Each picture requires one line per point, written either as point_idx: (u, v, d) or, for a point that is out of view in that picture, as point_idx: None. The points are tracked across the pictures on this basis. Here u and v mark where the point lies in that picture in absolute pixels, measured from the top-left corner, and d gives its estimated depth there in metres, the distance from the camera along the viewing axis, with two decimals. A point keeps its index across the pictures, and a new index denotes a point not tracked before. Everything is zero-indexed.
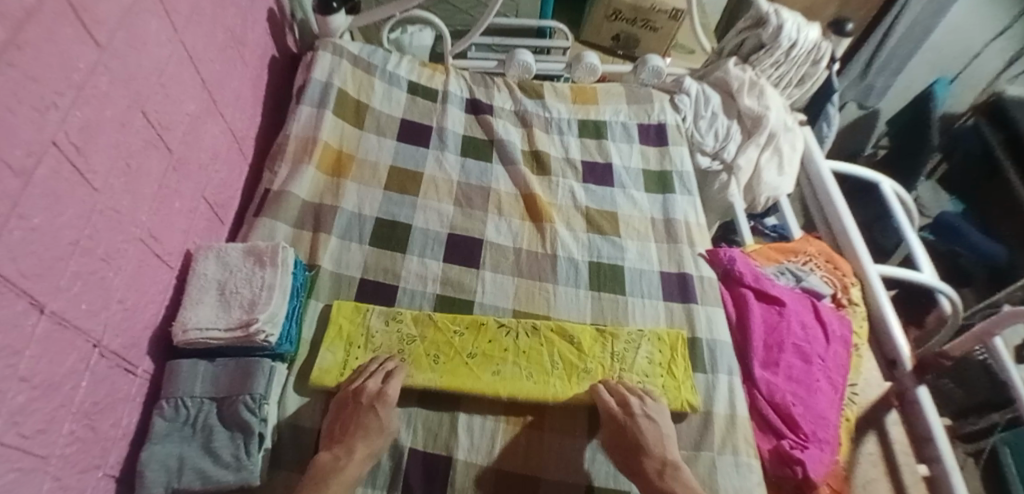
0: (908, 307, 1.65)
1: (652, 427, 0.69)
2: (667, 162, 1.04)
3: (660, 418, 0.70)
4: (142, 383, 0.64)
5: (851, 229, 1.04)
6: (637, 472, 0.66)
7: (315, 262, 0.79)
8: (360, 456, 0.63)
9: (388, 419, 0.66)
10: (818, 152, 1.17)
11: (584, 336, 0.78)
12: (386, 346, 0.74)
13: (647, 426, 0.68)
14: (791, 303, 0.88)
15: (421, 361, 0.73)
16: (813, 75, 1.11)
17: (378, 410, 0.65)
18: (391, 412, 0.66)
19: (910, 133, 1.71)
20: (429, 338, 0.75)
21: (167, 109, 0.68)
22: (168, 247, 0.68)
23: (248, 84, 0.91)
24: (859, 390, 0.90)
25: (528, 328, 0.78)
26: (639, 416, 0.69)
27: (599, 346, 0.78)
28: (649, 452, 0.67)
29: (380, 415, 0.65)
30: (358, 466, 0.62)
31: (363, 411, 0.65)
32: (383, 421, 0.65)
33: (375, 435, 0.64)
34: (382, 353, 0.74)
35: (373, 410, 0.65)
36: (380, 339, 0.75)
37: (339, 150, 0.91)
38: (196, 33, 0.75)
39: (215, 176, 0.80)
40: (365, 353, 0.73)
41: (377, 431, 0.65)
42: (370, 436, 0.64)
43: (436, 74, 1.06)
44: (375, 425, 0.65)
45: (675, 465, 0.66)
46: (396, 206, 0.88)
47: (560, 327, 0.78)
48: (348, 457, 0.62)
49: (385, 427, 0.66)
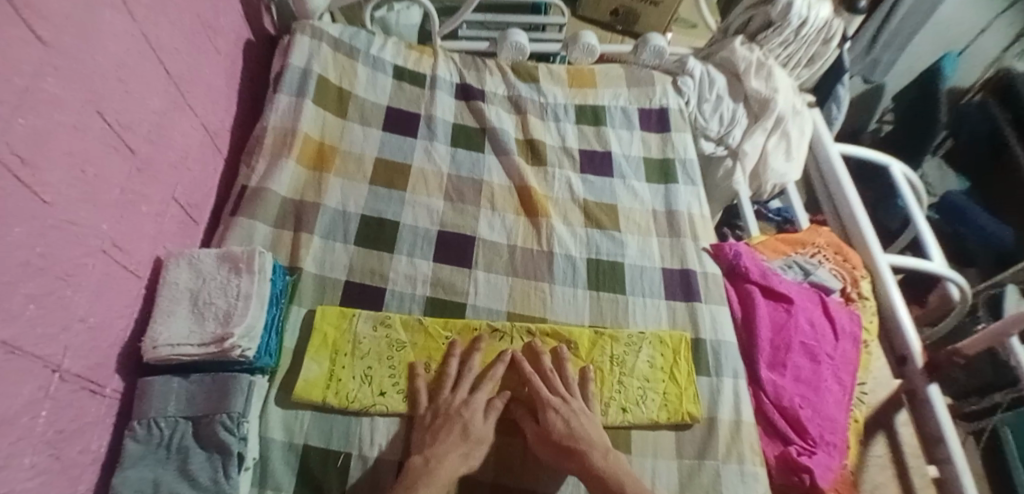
0: (911, 288, 1.62)
1: (587, 422, 0.66)
2: (670, 150, 0.98)
3: (587, 413, 0.67)
4: (112, 403, 0.60)
5: (861, 217, 0.99)
6: (578, 469, 0.63)
7: (297, 265, 0.75)
8: (450, 458, 0.61)
9: (476, 426, 0.64)
10: (827, 136, 1.11)
11: (582, 340, 0.75)
12: (375, 352, 0.71)
13: (566, 421, 0.65)
14: (799, 300, 0.84)
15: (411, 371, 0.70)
16: (823, 54, 1.05)
17: (464, 416, 0.65)
18: (478, 415, 0.65)
19: (918, 112, 1.64)
20: (420, 344, 0.72)
21: (128, 107, 0.62)
22: (136, 256, 0.64)
23: (221, 73, 0.85)
24: (867, 389, 0.88)
25: (524, 333, 0.74)
26: (563, 412, 0.66)
27: (598, 349, 0.74)
28: (580, 447, 0.63)
29: (468, 420, 0.64)
30: (452, 466, 0.60)
31: (449, 419, 0.64)
32: (470, 426, 0.64)
33: (460, 441, 0.63)
34: (373, 361, 0.70)
35: (460, 416, 0.65)
36: (368, 346, 0.71)
37: (320, 142, 0.85)
38: (159, 21, 0.68)
39: (187, 175, 0.74)
40: (353, 361, 0.70)
41: (462, 438, 0.63)
42: (463, 442, 0.63)
43: (423, 57, 0.99)
44: (459, 432, 0.63)
45: (615, 451, 0.64)
46: (383, 203, 0.83)
47: (555, 331, 0.75)
48: (438, 460, 0.60)
49: (473, 432, 0.64)
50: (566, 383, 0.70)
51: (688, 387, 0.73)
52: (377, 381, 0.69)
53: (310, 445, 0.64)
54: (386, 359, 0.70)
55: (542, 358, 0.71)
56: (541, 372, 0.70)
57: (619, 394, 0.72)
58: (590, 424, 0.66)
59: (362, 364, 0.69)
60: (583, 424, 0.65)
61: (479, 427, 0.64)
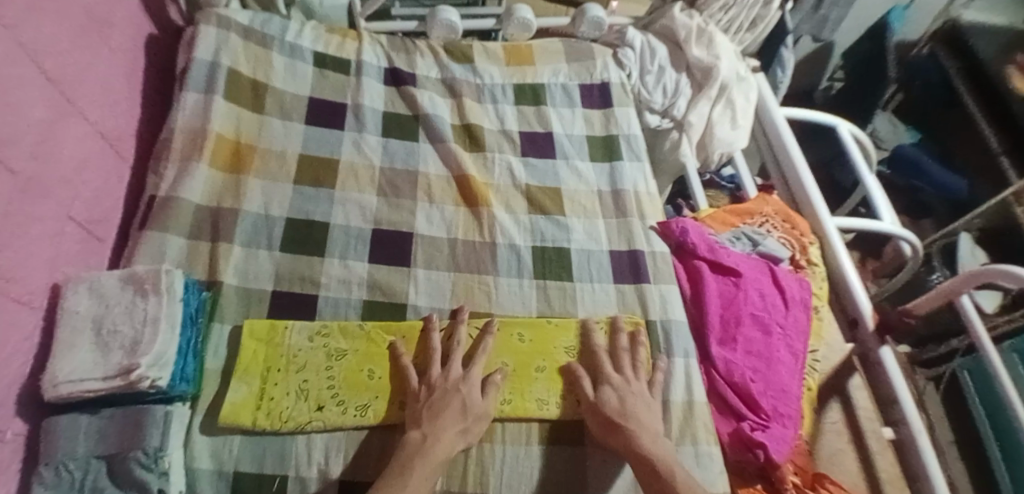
0: (866, 244, 1.64)
1: (637, 401, 0.65)
2: (613, 125, 0.95)
3: (640, 394, 0.66)
4: (14, 448, 0.55)
5: (807, 182, 0.99)
6: (624, 449, 0.61)
7: (216, 280, 0.69)
8: (450, 434, 0.59)
9: (474, 403, 0.63)
10: (773, 101, 1.09)
11: (535, 332, 0.73)
12: (311, 364, 0.66)
13: (619, 400, 0.65)
14: (747, 272, 0.83)
15: (354, 378, 0.66)
16: (765, 17, 1.03)
17: (463, 392, 0.63)
18: (476, 390, 0.64)
19: (867, 70, 1.66)
20: (362, 350, 0.68)
21: (4, 122, 0.55)
22: (29, 286, 0.58)
23: (118, 73, 0.77)
24: (820, 356, 0.88)
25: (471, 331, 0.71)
26: (614, 393, 0.66)
27: (553, 341, 0.72)
28: (628, 425, 0.62)
29: (465, 394, 0.63)
30: (448, 442, 0.59)
31: (448, 392, 0.63)
32: (469, 402, 0.62)
33: (460, 418, 0.61)
34: (309, 373, 0.65)
35: (458, 392, 0.63)
36: (304, 358, 0.66)
37: (236, 141, 0.79)
38: (36, 20, 0.61)
39: (84, 189, 0.68)
40: (287, 376, 0.65)
41: (462, 413, 0.61)
42: (462, 418, 0.61)
43: (346, 41, 0.93)
44: (459, 407, 0.62)
45: (661, 438, 0.62)
46: (310, 203, 0.78)
47: (509, 325, 0.73)
48: (442, 433, 0.59)
49: (473, 409, 0.62)
50: (617, 363, 0.69)
51: (654, 374, 0.70)
52: (313, 396, 0.64)
53: (241, 471, 0.60)
54: (324, 368, 0.66)
55: (594, 335, 0.72)
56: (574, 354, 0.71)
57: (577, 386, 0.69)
58: (643, 408, 0.64)
59: (297, 377, 0.65)
60: (637, 408, 0.64)
61: (478, 403, 0.63)
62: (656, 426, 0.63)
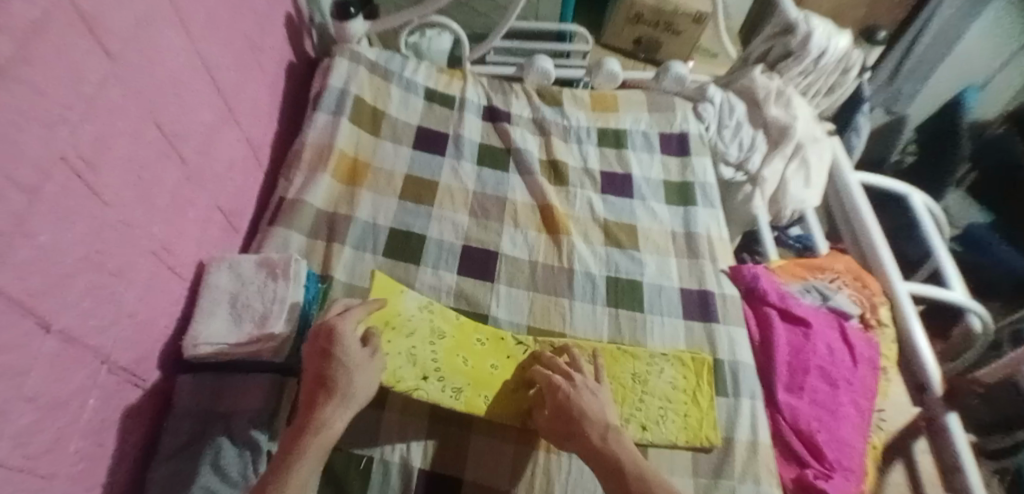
0: (936, 322, 1.58)
1: (590, 398, 0.64)
2: (690, 174, 1.01)
3: (590, 388, 0.65)
4: (153, 398, 0.64)
5: (881, 245, 1.00)
6: (581, 449, 0.61)
7: (328, 274, 0.78)
8: (330, 413, 0.57)
9: (346, 368, 0.60)
10: (847, 164, 1.12)
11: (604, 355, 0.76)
12: (420, 332, 0.72)
13: (579, 393, 0.64)
14: (817, 323, 0.85)
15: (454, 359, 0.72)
16: (843, 84, 1.08)
17: (344, 368, 0.60)
18: (354, 357, 0.61)
19: (939, 142, 1.64)
20: (458, 338, 0.74)
21: (181, 119, 0.67)
22: (182, 259, 0.68)
23: (264, 90, 0.90)
24: (886, 417, 0.88)
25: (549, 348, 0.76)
26: (567, 389, 0.64)
27: (621, 366, 0.75)
28: (583, 420, 0.61)
29: (349, 370, 0.60)
30: (332, 418, 0.57)
31: (327, 363, 0.60)
32: (338, 371, 0.59)
33: (331, 393, 0.58)
34: (417, 342, 0.71)
35: (326, 361, 0.60)
36: (415, 324, 0.73)
37: (354, 158, 0.90)
38: (211, 42, 0.74)
39: (230, 185, 0.79)
40: (401, 337, 0.71)
41: (331, 387, 0.58)
42: (339, 398, 0.58)
43: (453, 81, 1.04)
44: (325, 378, 0.59)
45: (616, 430, 0.61)
46: (411, 216, 0.87)
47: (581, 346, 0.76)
48: (328, 412, 0.57)
49: (352, 389, 0.59)
50: (694, 400, 0.74)
51: (705, 410, 0.73)
52: (419, 364, 0.70)
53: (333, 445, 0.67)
54: (427, 343, 0.72)
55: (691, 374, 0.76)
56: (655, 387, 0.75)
57: (640, 411, 0.73)
58: (594, 399, 0.64)
59: (405, 342, 0.71)
60: (586, 400, 0.63)
61: (353, 370, 0.60)
62: (612, 419, 0.62)
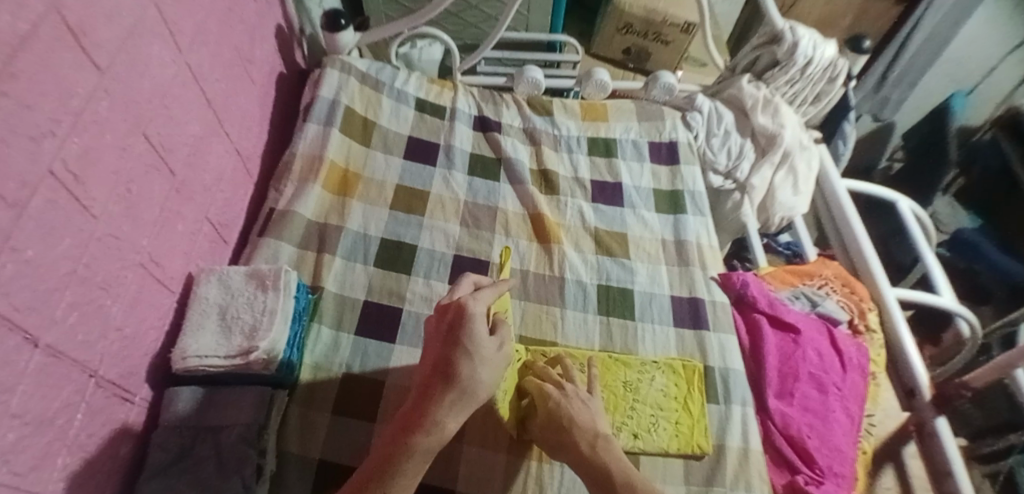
0: (926, 326, 1.60)
1: (581, 408, 0.63)
2: (679, 182, 1.02)
3: (584, 398, 0.64)
4: (141, 411, 0.63)
5: (868, 251, 1.01)
6: (569, 458, 0.60)
7: (318, 285, 0.78)
8: (445, 414, 0.51)
9: (476, 361, 0.53)
10: (834, 171, 1.13)
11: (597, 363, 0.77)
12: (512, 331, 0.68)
13: (569, 403, 0.63)
14: (806, 330, 0.86)
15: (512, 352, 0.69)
16: (829, 92, 1.09)
17: (469, 360, 0.53)
18: (484, 350, 0.54)
19: (925, 148, 1.68)
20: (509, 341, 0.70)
21: (170, 132, 0.67)
22: (171, 272, 0.68)
23: (254, 101, 0.90)
24: (875, 421, 0.89)
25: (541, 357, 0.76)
26: (558, 398, 0.63)
27: (612, 374, 0.76)
28: (571, 428, 0.60)
29: (474, 366, 0.53)
30: (444, 420, 0.51)
31: (453, 352, 0.54)
32: (467, 364, 0.53)
33: (453, 390, 0.52)
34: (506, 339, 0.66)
35: (458, 353, 0.53)
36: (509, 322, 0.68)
37: (345, 169, 0.90)
38: (200, 54, 0.74)
39: (219, 196, 0.79)
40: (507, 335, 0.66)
41: (453, 383, 0.52)
42: (458, 394, 0.52)
43: (444, 91, 1.05)
44: (447, 370, 0.53)
45: (606, 438, 0.60)
46: (402, 227, 0.87)
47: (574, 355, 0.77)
48: (442, 413, 0.51)
49: (474, 385, 0.53)
50: (686, 408, 0.74)
51: (696, 417, 0.74)
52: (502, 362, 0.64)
53: (326, 457, 0.67)
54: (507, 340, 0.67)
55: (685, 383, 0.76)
56: (647, 396, 0.75)
57: (632, 419, 0.73)
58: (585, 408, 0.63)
59: None
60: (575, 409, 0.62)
61: (479, 367, 0.53)
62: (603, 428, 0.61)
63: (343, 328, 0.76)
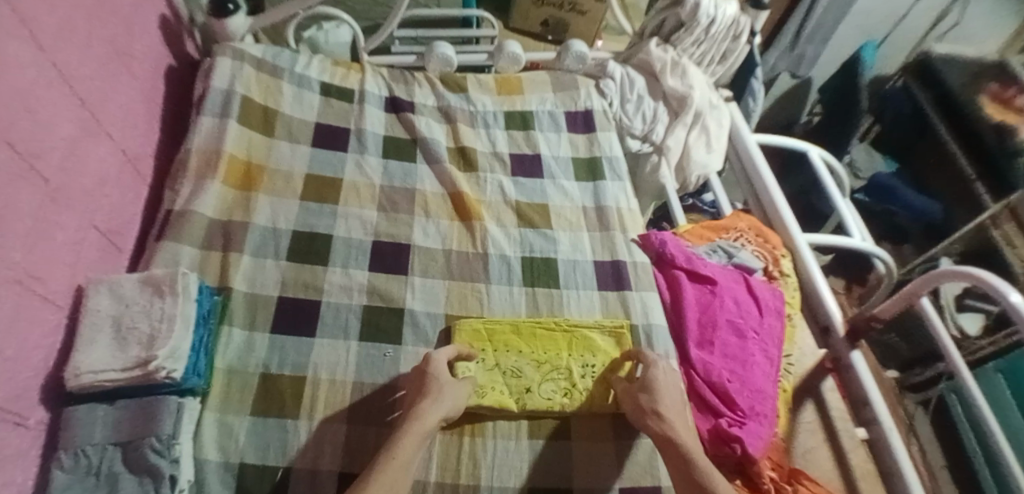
0: (849, 269, 1.70)
1: (665, 389, 0.68)
2: (596, 148, 1.03)
3: (668, 382, 0.69)
4: (36, 435, 0.59)
5: (779, 201, 1.05)
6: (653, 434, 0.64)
7: (226, 285, 0.74)
8: (432, 412, 0.62)
9: (441, 377, 0.66)
10: (745, 127, 1.17)
11: (538, 333, 0.78)
12: (500, 342, 0.77)
13: (648, 389, 0.68)
14: (723, 281, 0.89)
15: (557, 338, 0.78)
16: (734, 50, 1.12)
17: (436, 380, 0.66)
18: (445, 374, 0.67)
19: (839, 100, 1.79)
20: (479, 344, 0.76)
21: (38, 136, 0.61)
22: (53, 286, 0.63)
23: (139, 97, 0.84)
24: (793, 360, 0.93)
25: (483, 338, 0.76)
26: (648, 385, 0.68)
27: (549, 346, 0.77)
28: (664, 413, 0.65)
29: (441, 382, 0.66)
30: (428, 414, 0.62)
31: (423, 376, 0.66)
32: (437, 378, 0.66)
33: (433, 392, 0.64)
34: (491, 359, 0.75)
35: (426, 372, 0.67)
36: (496, 337, 0.77)
37: (247, 162, 0.86)
38: (68, 49, 0.68)
39: (105, 202, 0.74)
40: (497, 356, 0.75)
41: (435, 388, 0.65)
42: (434, 398, 0.64)
43: (350, 73, 1.01)
44: (424, 384, 0.66)
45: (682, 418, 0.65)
46: (315, 217, 0.84)
47: (516, 330, 0.77)
48: (421, 408, 0.62)
49: (444, 396, 0.64)
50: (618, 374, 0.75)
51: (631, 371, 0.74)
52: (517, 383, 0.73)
53: (247, 462, 0.63)
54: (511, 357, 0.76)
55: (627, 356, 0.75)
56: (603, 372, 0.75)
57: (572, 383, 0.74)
58: (666, 389, 0.68)
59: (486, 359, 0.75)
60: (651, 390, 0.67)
61: (447, 382, 0.66)
62: (677, 412, 0.66)
63: (257, 327, 0.73)
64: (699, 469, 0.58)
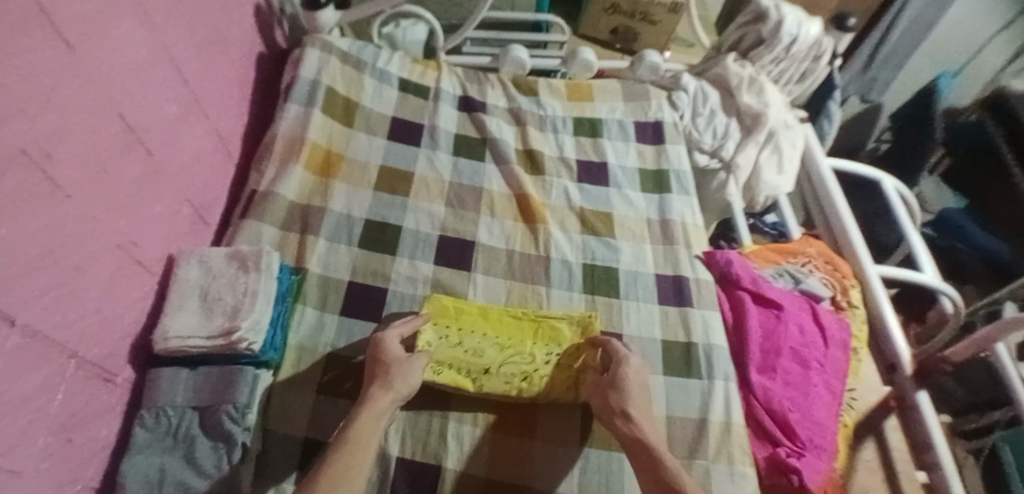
0: (909, 303, 1.62)
1: (632, 384, 0.66)
2: (664, 161, 1.02)
3: (636, 376, 0.68)
4: (123, 392, 0.63)
5: (851, 229, 1.02)
6: (620, 435, 0.63)
7: (302, 266, 0.78)
8: (383, 397, 0.62)
9: (395, 359, 0.66)
10: (819, 151, 1.13)
11: (506, 318, 0.77)
12: (467, 322, 0.76)
13: (614, 382, 0.67)
14: (789, 306, 0.86)
15: (523, 326, 0.77)
16: (814, 71, 1.09)
17: (387, 362, 0.65)
18: (400, 355, 0.67)
19: (910, 128, 1.68)
20: (441, 322, 0.75)
21: (146, 111, 0.65)
22: (149, 254, 0.67)
23: (233, 81, 0.89)
24: (857, 395, 0.90)
25: (450, 316, 0.76)
26: (614, 383, 0.67)
27: (517, 330, 0.77)
28: (631, 414, 0.63)
29: (395, 364, 0.65)
30: (379, 402, 0.61)
31: (378, 358, 0.66)
32: (389, 362, 0.65)
33: (388, 376, 0.64)
34: (461, 337, 0.75)
35: (379, 356, 0.66)
36: (461, 316, 0.77)
37: (327, 150, 0.89)
38: (177, 31, 0.72)
39: (198, 178, 0.78)
40: (462, 336, 0.75)
41: (389, 372, 0.64)
42: (386, 383, 0.63)
43: (427, 70, 1.04)
44: (379, 368, 0.65)
45: (644, 414, 0.64)
46: (386, 207, 0.86)
47: (485, 310, 0.78)
48: (373, 393, 0.62)
49: (401, 379, 0.64)
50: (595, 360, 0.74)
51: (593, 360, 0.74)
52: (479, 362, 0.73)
53: (311, 437, 0.67)
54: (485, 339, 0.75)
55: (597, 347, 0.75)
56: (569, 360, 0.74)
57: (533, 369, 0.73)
58: (635, 389, 0.66)
59: (450, 336, 0.74)
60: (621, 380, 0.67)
61: (408, 364, 0.66)
62: (639, 410, 0.64)
63: (327, 309, 0.76)
64: (669, 472, 0.57)
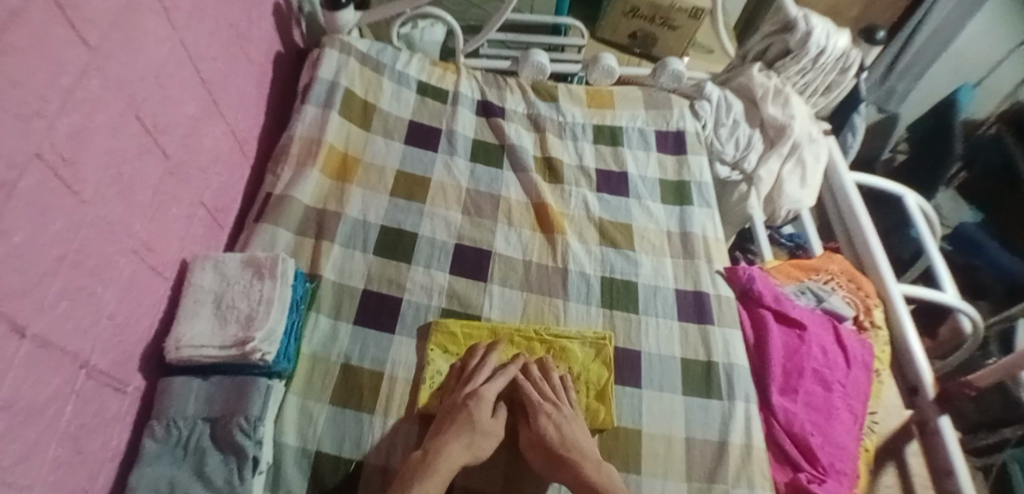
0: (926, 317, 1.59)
1: (577, 430, 0.67)
2: (686, 172, 1.00)
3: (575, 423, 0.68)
4: (133, 400, 0.61)
5: (874, 246, 0.99)
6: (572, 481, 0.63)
7: (317, 273, 0.76)
8: (452, 449, 0.62)
9: (481, 418, 0.66)
10: (842, 164, 1.11)
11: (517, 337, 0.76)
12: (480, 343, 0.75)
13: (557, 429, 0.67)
14: (812, 326, 0.84)
15: (534, 346, 0.76)
16: (840, 83, 1.07)
17: (471, 415, 0.66)
18: (486, 418, 0.67)
19: (932, 142, 1.63)
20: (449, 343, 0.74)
21: (165, 111, 0.64)
22: (164, 257, 0.66)
23: (251, 81, 0.88)
24: (878, 418, 0.88)
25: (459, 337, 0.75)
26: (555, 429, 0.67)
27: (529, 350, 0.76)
28: (574, 457, 0.64)
29: (480, 422, 0.66)
30: (450, 456, 0.62)
31: (463, 407, 0.67)
32: (476, 417, 0.66)
33: (469, 431, 0.65)
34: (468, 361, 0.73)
35: (466, 407, 0.67)
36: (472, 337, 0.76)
37: (344, 153, 0.88)
38: (197, 31, 0.71)
39: (215, 180, 0.77)
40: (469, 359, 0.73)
41: (470, 425, 0.65)
42: (468, 437, 0.64)
43: (446, 74, 1.02)
44: (465, 418, 0.65)
45: (598, 462, 0.65)
46: (402, 214, 0.85)
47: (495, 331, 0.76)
48: (443, 452, 0.62)
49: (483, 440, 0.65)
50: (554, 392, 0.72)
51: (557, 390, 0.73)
52: None
53: (322, 451, 0.65)
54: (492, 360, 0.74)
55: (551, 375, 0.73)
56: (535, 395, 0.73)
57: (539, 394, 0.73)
58: (577, 433, 0.67)
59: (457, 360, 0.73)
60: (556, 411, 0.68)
61: (484, 420, 0.67)
62: (586, 457, 0.65)
63: (341, 317, 0.74)
64: None
